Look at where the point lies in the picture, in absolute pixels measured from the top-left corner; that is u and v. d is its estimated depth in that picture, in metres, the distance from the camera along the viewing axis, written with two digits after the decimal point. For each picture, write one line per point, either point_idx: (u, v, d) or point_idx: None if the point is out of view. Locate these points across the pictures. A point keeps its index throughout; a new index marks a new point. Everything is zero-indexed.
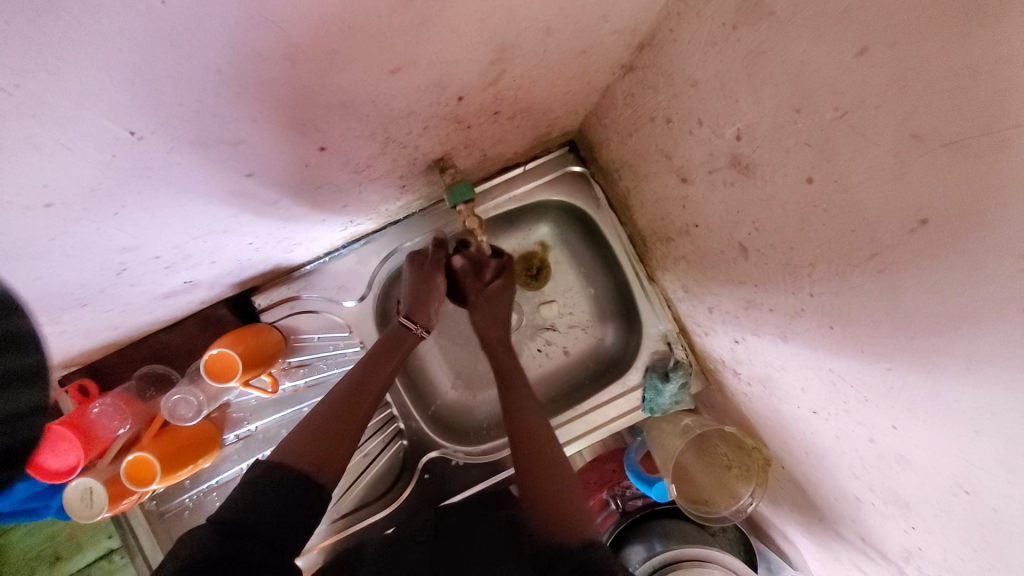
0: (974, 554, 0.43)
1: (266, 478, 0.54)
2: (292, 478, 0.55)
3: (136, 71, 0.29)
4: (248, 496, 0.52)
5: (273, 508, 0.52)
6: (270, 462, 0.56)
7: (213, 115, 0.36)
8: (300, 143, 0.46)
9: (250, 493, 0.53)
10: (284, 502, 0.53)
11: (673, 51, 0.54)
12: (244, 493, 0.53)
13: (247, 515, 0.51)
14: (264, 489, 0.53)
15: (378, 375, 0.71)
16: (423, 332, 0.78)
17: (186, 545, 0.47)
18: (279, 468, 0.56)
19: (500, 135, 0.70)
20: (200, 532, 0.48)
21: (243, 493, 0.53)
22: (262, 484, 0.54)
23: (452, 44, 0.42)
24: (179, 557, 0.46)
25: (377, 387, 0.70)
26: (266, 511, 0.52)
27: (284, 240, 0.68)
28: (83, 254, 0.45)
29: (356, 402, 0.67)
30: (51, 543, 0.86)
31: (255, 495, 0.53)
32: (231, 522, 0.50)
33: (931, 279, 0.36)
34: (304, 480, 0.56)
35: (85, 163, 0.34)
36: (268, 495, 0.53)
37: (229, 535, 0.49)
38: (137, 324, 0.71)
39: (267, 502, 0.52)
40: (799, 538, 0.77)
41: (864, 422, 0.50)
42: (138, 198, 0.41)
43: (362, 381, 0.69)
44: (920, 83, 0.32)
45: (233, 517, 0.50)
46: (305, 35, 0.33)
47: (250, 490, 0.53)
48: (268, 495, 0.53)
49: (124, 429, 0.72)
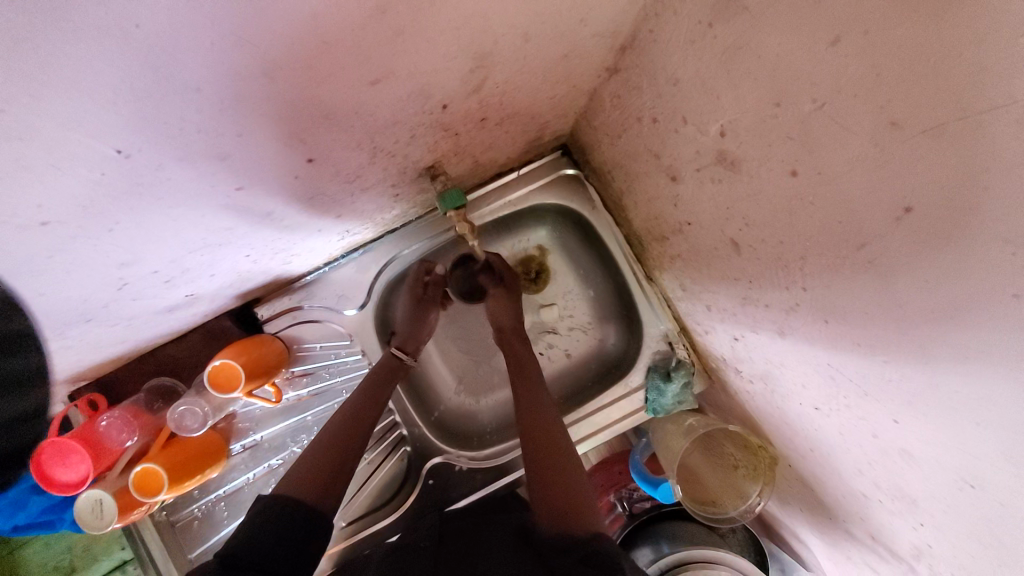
0: (982, 548, 0.42)
1: (267, 513, 0.54)
2: (291, 513, 0.55)
3: (119, 93, 0.31)
4: (249, 531, 0.52)
5: (278, 541, 0.52)
6: (272, 498, 0.57)
7: (199, 131, 0.38)
8: (287, 156, 0.47)
9: (251, 527, 0.53)
10: (286, 535, 0.53)
11: (654, 51, 0.55)
12: (245, 529, 0.53)
13: (247, 548, 0.51)
14: (264, 521, 0.53)
15: (377, 403, 0.74)
16: (412, 362, 0.83)
17: None
18: (279, 501, 0.56)
19: (490, 140, 0.70)
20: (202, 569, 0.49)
21: (246, 529, 0.53)
22: (266, 517, 0.54)
23: (431, 54, 0.43)
24: None
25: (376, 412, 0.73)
26: (270, 543, 0.52)
27: (282, 251, 0.69)
28: (83, 270, 0.46)
29: (358, 423, 0.70)
30: (67, 556, 0.88)
31: (257, 531, 0.52)
32: (234, 557, 0.50)
33: (919, 269, 0.35)
34: (306, 511, 0.56)
35: (75, 182, 0.35)
36: (270, 528, 0.53)
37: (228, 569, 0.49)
38: (144, 337, 0.73)
39: (268, 537, 0.52)
40: (810, 538, 0.76)
41: (864, 417, 0.50)
42: (132, 214, 0.42)
43: (365, 407, 0.72)
44: (892, 72, 0.31)
45: (232, 552, 0.50)
46: (283, 50, 0.34)
47: (254, 521, 0.54)
48: (272, 533, 0.53)
49: (132, 441, 0.74)
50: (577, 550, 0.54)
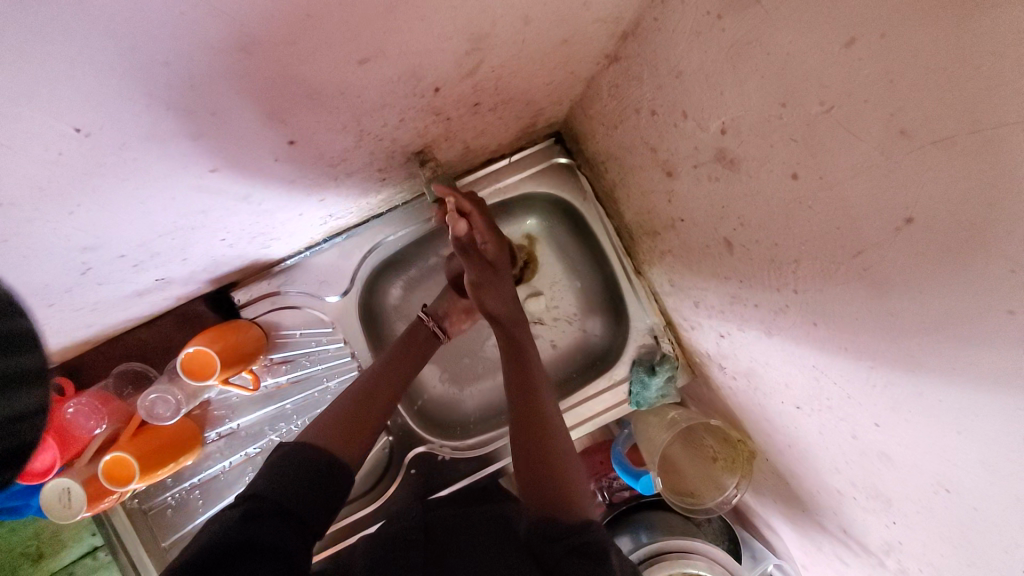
0: (954, 549, 0.43)
1: (285, 462, 0.53)
2: (313, 462, 0.54)
3: (75, 63, 0.27)
4: (273, 477, 0.51)
5: (301, 488, 0.51)
6: (295, 444, 0.55)
7: (169, 108, 0.34)
8: (267, 135, 0.44)
9: (275, 473, 0.52)
10: (305, 485, 0.52)
11: (658, 41, 0.53)
12: (265, 472, 0.52)
13: (269, 497, 0.49)
14: (283, 467, 0.52)
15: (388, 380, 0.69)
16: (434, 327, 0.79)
17: (215, 527, 0.47)
18: (298, 449, 0.55)
19: (482, 126, 0.68)
20: (228, 514, 0.48)
21: (267, 476, 0.51)
22: (290, 466, 0.52)
23: (425, 33, 0.40)
24: (204, 540, 0.45)
25: (391, 390, 0.69)
26: (289, 487, 0.51)
27: (261, 234, 0.66)
28: (42, 255, 0.43)
29: (370, 407, 0.65)
30: (34, 542, 0.85)
31: (277, 478, 0.51)
32: (255, 501, 0.49)
33: (915, 281, 0.35)
34: (328, 460, 0.55)
35: (30, 160, 0.32)
36: (288, 478, 0.51)
37: (250, 518, 0.47)
38: (112, 322, 0.69)
39: (292, 491, 0.51)
40: (783, 528, 0.78)
41: (845, 418, 0.50)
42: (94, 194, 0.39)
43: (373, 385, 0.68)
44: (906, 77, 0.31)
45: (257, 499, 0.49)
46: (261, 23, 0.31)
47: (272, 471, 0.52)
48: (294, 478, 0.51)
49: (101, 428, 0.71)
50: (570, 536, 0.56)
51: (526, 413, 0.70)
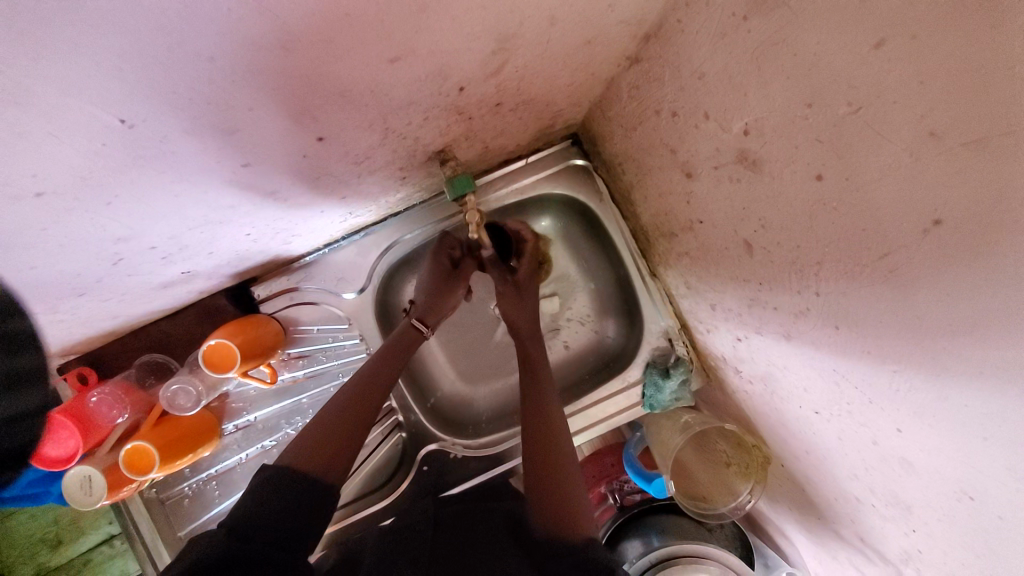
0: (975, 558, 0.43)
1: (274, 481, 0.53)
2: (302, 482, 0.55)
3: (123, 57, 0.28)
4: (260, 498, 0.52)
5: (291, 506, 0.52)
6: (279, 468, 0.55)
7: (208, 103, 0.35)
8: (297, 133, 0.45)
9: (261, 495, 0.52)
10: (295, 503, 0.53)
11: (681, 42, 0.53)
12: (252, 496, 0.52)
13: (256, 519, 0.50)
14: (272, 490, 0.53)
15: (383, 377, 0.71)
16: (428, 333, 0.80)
17: (200, 547, 0.47)
18: (286, 474, 0.55)
19: (502, 126, 0.68)
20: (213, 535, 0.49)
21: (255, 495, 0.52)
22: (277, 487, 0.53)
23: (454, 32, 0.41)
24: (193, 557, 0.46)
25: (382, 388, 0.70)
26: (275, 510, 0.51)
27: (283, 230, 0.67)
28: (78, 244, 0.44)
29: (362, 404, 0.67)
30: (51, 529, 0.87)
31: (267, 496, 0.52)
32: (245, 523, 0.50)
33: (944, 283, 0.35)
34: (315, 481, 0.56)
35: (75, 152, 0.33)
36: (274, 499, 0.52)
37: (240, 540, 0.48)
38: (137, 313, 0.71)
39: (277, 512, 0.52)
40: (798, 536, 0.77)
41: (866, 424, 0.50)
42: (132, 187, 0.40)
43: (370, 383, 0.70)
44: (938, 78, 0.31)
45: (246, 522, 0.50)
46: (302, 21, 0.32)
47: (259, 495, 0.52)
48: (284, 499, 0.52)
49: (123, 417, 0.73)
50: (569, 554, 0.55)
51: (541, 420, 0.71)
